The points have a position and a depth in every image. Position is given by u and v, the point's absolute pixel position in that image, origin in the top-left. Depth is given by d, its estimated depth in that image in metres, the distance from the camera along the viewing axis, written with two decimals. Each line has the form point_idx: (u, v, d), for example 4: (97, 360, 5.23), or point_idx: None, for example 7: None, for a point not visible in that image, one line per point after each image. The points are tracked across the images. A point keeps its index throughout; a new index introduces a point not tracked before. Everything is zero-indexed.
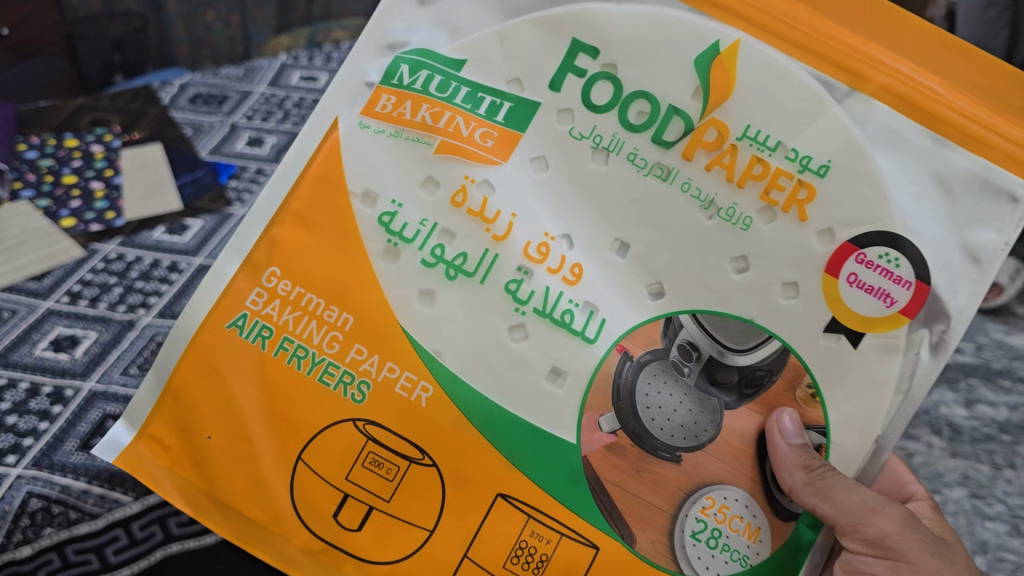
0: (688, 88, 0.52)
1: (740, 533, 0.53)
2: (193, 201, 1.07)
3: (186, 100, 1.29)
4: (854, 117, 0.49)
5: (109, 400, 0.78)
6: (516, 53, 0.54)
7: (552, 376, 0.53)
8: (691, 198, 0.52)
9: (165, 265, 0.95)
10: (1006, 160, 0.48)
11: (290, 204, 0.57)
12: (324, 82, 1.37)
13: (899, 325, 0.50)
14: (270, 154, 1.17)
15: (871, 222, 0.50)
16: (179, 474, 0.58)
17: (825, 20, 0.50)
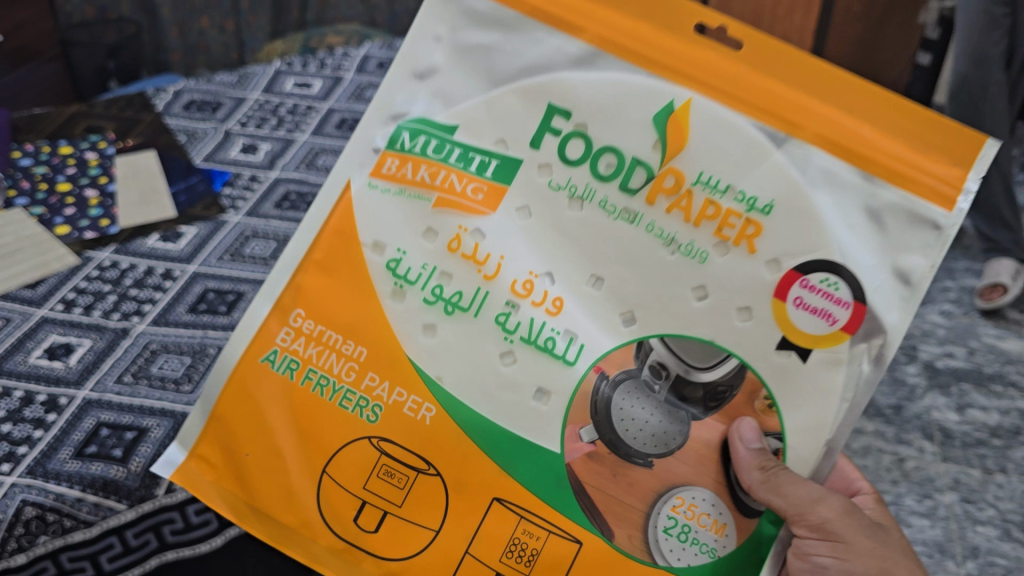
0: (647, 143, 0.49)
1: (709, 528, 0.50)
2: (187, 208, 1.07)
3: (180, 107, 1.30)
4: (795, 162, 0.47)
5: (103, 408, 0.78)
6: (501, 116, 0.52)
7: (537, 395, 0.51)
8: (655, 239, 0.49)
9: (159, 273, 0.96)
10: (932, 196, 0.46)
11: (311, 255, 0.55)
12: (319, 88, 1.38)
13: (841, 340, 0.47)
14: (264, 161, 1.18)
15: (811, 251, 0.47)
16: (227, 488, 0.55)
17: (760, 71, 0.48)
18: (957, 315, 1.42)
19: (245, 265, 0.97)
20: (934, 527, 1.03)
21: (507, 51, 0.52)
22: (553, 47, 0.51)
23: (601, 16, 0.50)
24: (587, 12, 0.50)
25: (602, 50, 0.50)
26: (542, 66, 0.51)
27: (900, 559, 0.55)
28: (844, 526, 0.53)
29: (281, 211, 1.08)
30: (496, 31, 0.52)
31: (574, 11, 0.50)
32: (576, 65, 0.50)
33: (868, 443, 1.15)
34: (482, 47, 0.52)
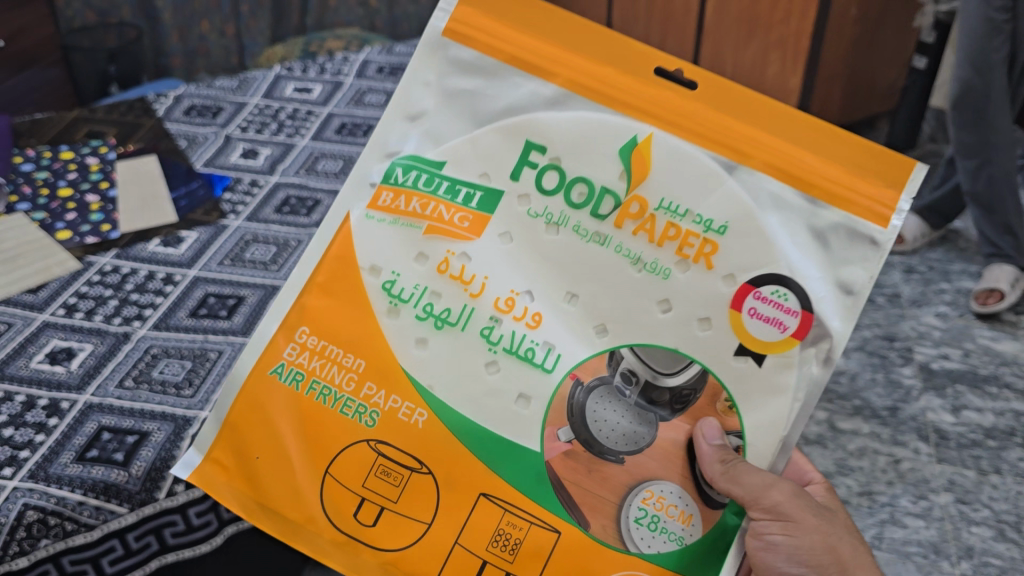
0: (613, 173, 0.50)
1: (678, 519, 0.49)
2: (188, 213, 1.08)
3: (181, 112, 1.31)
4: (747, 188, 0.48)
5: (105, 412, 0.78)
6: (486, 152, 0.52)
7: (519, 399, 0.50)
8: (623, 259, 0.50)
9: (160, 277, 0.97)
10: (868, 215, 0.47)
11: (314, 277, 0.53)
12: (318, 93, 1.39)
13: (791, 347, 0.48)
14: (265, 165, 1.19)
15: (764, 265, 0.48)
16: (239, 488, 0.52)
17: (706, 107, 0.49)
18: (952, 317, 1.42)
19: (246, 269, 0.98)
20: (930, 528, 1.04)
21: (492, 95, 0.52)
22: (530, 90, 0.52)
23: (565, 60, 0.51)
24: (551, 56, 0.52)
25: (574, 93, 0.51)
26: (521, 106, 0.52)
27: (846, 537, 0.55)
28: (795, 506, 0.52)
29: (281, 215, 1.08)
30: (476, 76, 0.52)
31: (540, 56, 0.52)
32: (549, 106, 0.51)
33: (864, 444, 1.16)
34: (466, 90, 0.53)
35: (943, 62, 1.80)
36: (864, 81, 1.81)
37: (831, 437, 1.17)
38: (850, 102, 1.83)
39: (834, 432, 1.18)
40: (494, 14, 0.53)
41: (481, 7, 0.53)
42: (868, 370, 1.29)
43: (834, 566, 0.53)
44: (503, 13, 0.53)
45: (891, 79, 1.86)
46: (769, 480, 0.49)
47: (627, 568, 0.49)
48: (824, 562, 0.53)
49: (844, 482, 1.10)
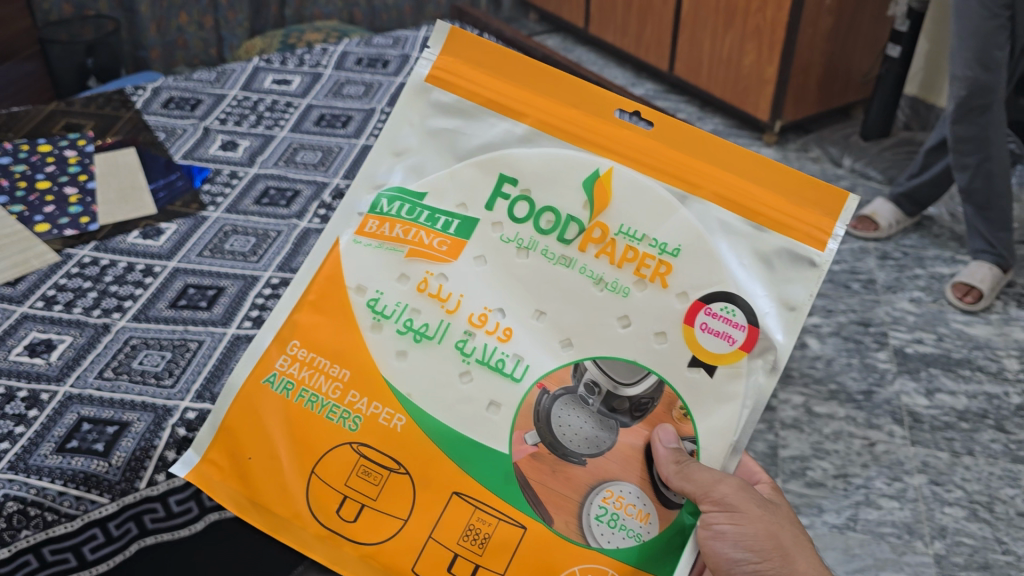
0: (577, 203, 0.53)
1: (636, 517, 0.50)
2: (167, 205, 1.08)
3: (159, 104, 1.31)
4: (697, 214, 0.51)
5: (84, 403, 0.78)
6: (463, 185, 0.55)
7: (490, 407, 0.51)
8: (587, 279, 0.52)
9: (139, 269, 0.97)
10: (809, 240, 0.50)
11: (306, 295, 0.54)
12: (297, 85, 1.39)
13: (739, 358, 0.50)
14: (244, 157, 1.19)
15: (714, 284, 0.50)
16: (234, 486, 0.52)
17: (661, 144, 0.52)
18: (927, 302, 1.43)
19: (226, 261, 0.99)
20: (904, 509, 1.06)
21: (470, 133, 0.55)
22: (503, 129, 0.54)
23: (531, 102, 0.54)
24: (521, 98, 0.55)
25: (542, 131, 0.54)
26: (495, 143, 0.55)
27: (787, 525, 0.55)
28: (742, 497, 0.52)
29: (261, 207, 1.09)
30: (456, 117, 0.55)
31: (510, 97, 0.55)
32: (521, 142, 0.54)
33: (839, 428, 1.17)
34: (447, 129, 0.56)
35: (918, 51, 1.76)
36: (839, 71, 1.81)
37: (807, 421, 1.19)
38: (825, 93, 1.82)
39: (810, 416, 1.19)
40: (469, 62, 0.56)
41: (458, 55, 0.56)
42: (842, 355, 1.31)
43: (775, 552, 0.54)
44: (477, 58, 0.56)
45: (865, 71, 1.85)
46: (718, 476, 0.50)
47: (587, 562, 0.49)
48: (766, 548, 0.54)
49: (820, 464, 1.12)
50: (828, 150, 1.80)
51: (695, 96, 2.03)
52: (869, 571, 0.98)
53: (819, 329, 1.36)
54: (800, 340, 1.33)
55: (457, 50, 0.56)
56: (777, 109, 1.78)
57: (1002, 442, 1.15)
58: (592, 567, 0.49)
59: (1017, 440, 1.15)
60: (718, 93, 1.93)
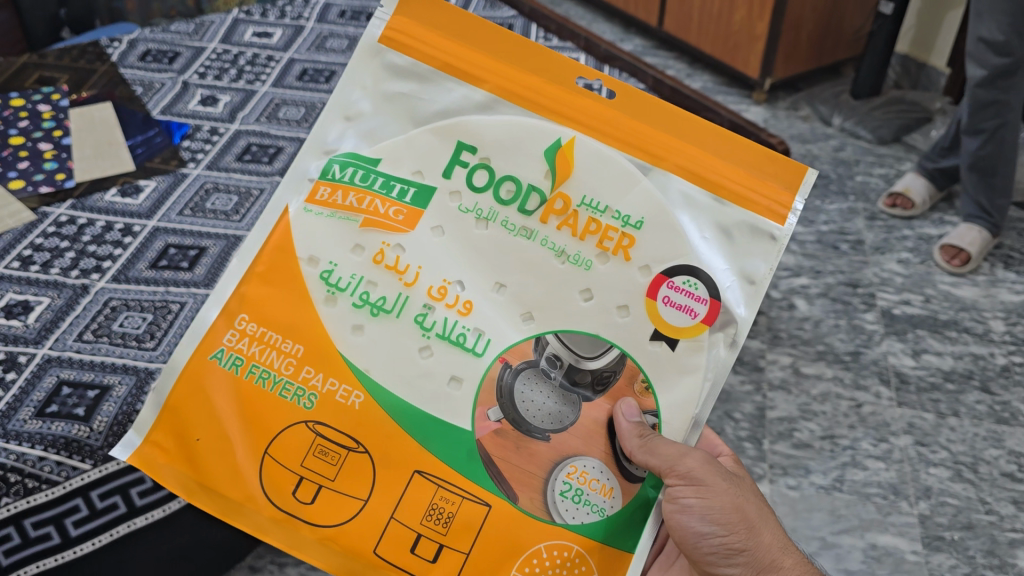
0: (538, 172, 0.54)
1: (600, 492, 0.52)
2: (146, 161, 1.06)
3: (135, 57, 1.27)
4: (658, 186, 0.53)
5: (64, 366, 0.77)
6: (420, 153, 0.55)
7: (451, 381, 0.52)
8: (548, 251, 0.53)
9: (118, 229, 0.95)
10: (767, 213, 0.52)
11: (254, 267, 0.53)
12: (279, 38, 1.34)
13: (701, 331, 0.52)
14: (225, 113, 1.16)
15: (677, 257, 0.52)
16: (181, 469, 0.52)
17: (623, 115, 0.54)
18: (915, 263, 1.33)
19: (207, 220, 0.97)
20: (890, 470, 1.01)
21: (425, 98, 0.55)
22: (462, 95, 0.55)
23: (493, 69, 0.54)
24: (482, 64, 0.55)
25: (502, 98, 0.54)
26: (452, 109, 0.55)
27: (752, 498, 0.58)
28: (707, 471, 0.54)
29: (242, 163, 1.06)
30: (412, 82, 0.55)
31: (471, 64, 0.55)
32: (480, 110, 0.54)
33: (826, 389, 1.11)
34: (401, 94, 0.55)
35: (913, 10, 1.66)
36: (832, 28, 1.65)
37: (794, 382, 1.12)
38: (817, 48, 1.67)
39: (798, 377, 1.13)
40: (428, 25, 0.56)
41: (415, 17, 0.56)
42: (831, 317, 1.22)
43: (741, 523, 0.57)
44: (436, 22, 0.56)
45: (857, 27, 1.70)
46: (683, 450, 0.53)
47: (552, 538, 0.51)
48: (732, 520, 0.57)
49: (808, 426, 1.06)
50: (818, 108, 1.66)
51: (683, 52, 1.86)
52: (855, 531, 0.95)
53: (806, 289, 1.27)
54: (786, 300, 1.25)
55: (415, 11, 0.56)
56: (766, 67, 1.63)
57: (987, 404, 1.10)
58: (555, 542, 0.51)
59: (1002, 402, 1.11)
60: (708, 49, 1.75)
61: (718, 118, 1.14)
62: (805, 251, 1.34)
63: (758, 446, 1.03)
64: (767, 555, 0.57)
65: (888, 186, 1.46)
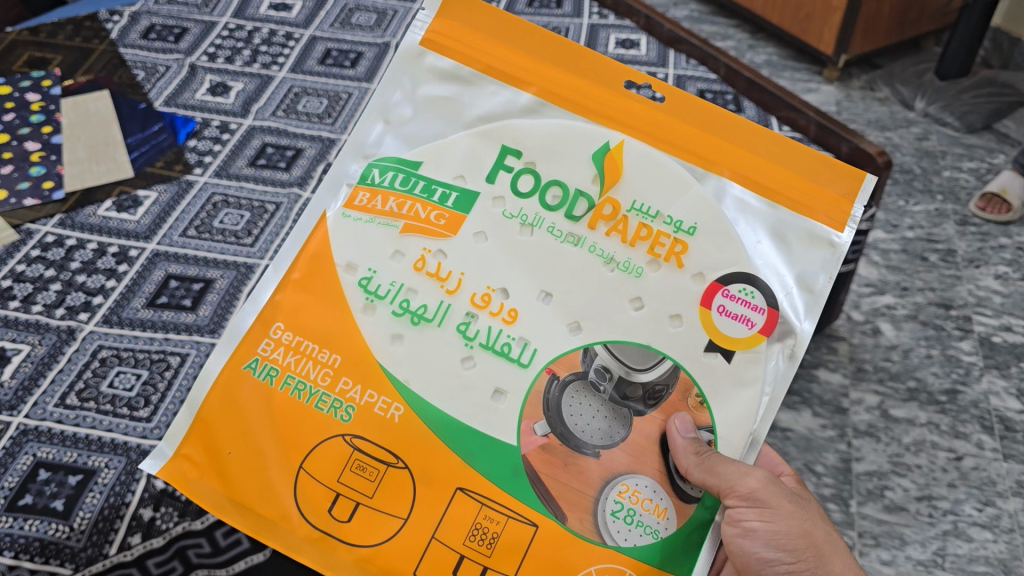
0: (587, 177, 0.53)
1: (654, 513, 0.49)
2: (147, 166, 0.93)
3: (138, 34, 1.12)
4: (713, 191, 0.52)
5: (43, 442, 0.65)
6: (459, 157, 0.54)
7: (496, 395, 0.49)
8: (595, 258, 0.51)
9: (112, 254, 0.82)
10: (827, 219, 0.51)
11: (291, 274, 0.53)
12: (299, 12, 1.18)
13: (759, 343, 0.50)
14: (238, 105, 1.02)
15: (732, 265, 0.51)
16: (214, 486, 0.50)
17: (671, 117, 0.54)
18: (1015, 279, 1.14)
19: (215, 242, 0.84)
20: (999, 543, 0.85)
21: (469, 101, 0.55)
22: (506, 99, 0.54)
23: (540, 72, 0.55)
24: (530, 68, 0.55)
25: (547, 101, 0.54)
26: (495, 113, 0.54)
27: (820, 524, 0.57)
28: (771, 492, 0.53)
29: (256, 169, 0.92)
30: (454, 84, 0.55)
31: (518, 67, 0.55)
32: (525, 113, 0.54)
33: (920, 436, 0.95)
34: (443, 96, 0.55)
35: None
36: None
37: (884, 428, 0.96)
38: (899, 19, 1.48)
39: (887, 421, 0.96)
40: (476, 29, 0.56)
41: (460, 20, 0.56)
42: (922, 345, 1.05)
43: (809, 550, 0.55)
44: (483, 25, 0.56)
45: None
46: (744, 469, 0.50)
47: (601, 560, 0.48)
48: (800, 547, 0.55)
49: (900, 486, 0.90)
50: (898, 88, 1.48)
51: (745, 19, 1.67)
52: None
53: (892, 311, 1.09)
54: (869, 324, 1.08)
55: (459, 15, 0.56)
56: (843, 41, 1.45)
57: None
58: (605, 565, 0.48)
59: None
60: (776, 19, 1.57)
61: (801, 117, 0.97)
62: (888, 263, 1.17)
63: (844, 508, 0.88)
64: None
65: (979, 184, 1.29)
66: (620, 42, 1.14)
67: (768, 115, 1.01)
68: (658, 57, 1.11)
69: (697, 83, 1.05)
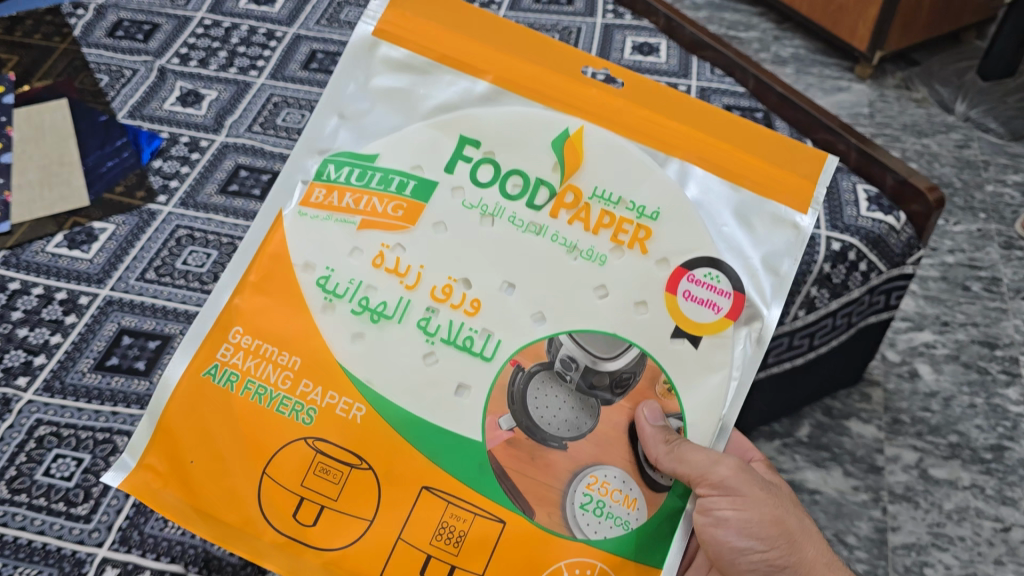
0: (546, 165, 0.48)
1: (623, 503, 0.45)
2: (105, 192, 0.83)
3: (103, 32, 1.01)
4: (679, 174, 0.48)
5: None
6: (413, 146, 0.49)
7: (458, 390, 0.45)
8: (559, 247, 0.47)
9: (59, 302, 0.73)
10: (790, 199, 0.47)
11: (246, 277, 0.47)
12: (283, 6, 1.07)
13: (725, 328, 0.46)
14: (210, 118, 0.91)
15: (698, 249, 0.47)
16: (176, 494, 0.45)
17: (634, 104, 0.49)
18: None
19: (177, 289, 0.74)
20: None
21: (423, 93, 0.50)
22: (462, 89, 0.49)
23: (496, 59, 0.49)
24: (483, 54, 0.50)
25: (506, 89, 0.49)
26: (453, 104, 0.49)
27: (792, 510, 0.52)
28: (742, 479, 0.48)
29: (227, 197, 0.82)
30: (408, 75, 0.50)
31: (470, 54, 0.50)
32: (483, 102, 0.49)
33: (963, 502, 0.86)
34: (397, 89, 0.50)
35: None
36: None
37: (922, 491, 0.86)
38: (940, 10, 1.36)
39: (926, 483, 0.87)
40: (422, 15, 0.50)
41: (411, 9, 0.50)
42: (965, 392, 0.95)
43: (782, 538, 0.50)
44: (430, 12, 0.51)
45: None
46: (713, 456, 0.46)
47: (570, 554, 0.44)
48: (772, 535, 0.50)
49: (941, 562, 0.81)
50: (936, 89, 1.37)
51: (770, 7, 1.55)
52: None
53: (931, 351, 0.99)
54: (906, 366, 0.98)
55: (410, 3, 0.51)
56: (879, 35, 1.33)
57: None
58: (574, 560, 0.44)
59: None
60: (804, 9, 1.45)
61: (840, 141, 0.85)
62: (926, 293, 1.07)
63: None
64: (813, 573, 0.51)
65: None
66: (636, 47, 1.03)
67: (803, 137, 0.89)
68: (680, 65, 1.00)
69: (723, 97, 0.94)
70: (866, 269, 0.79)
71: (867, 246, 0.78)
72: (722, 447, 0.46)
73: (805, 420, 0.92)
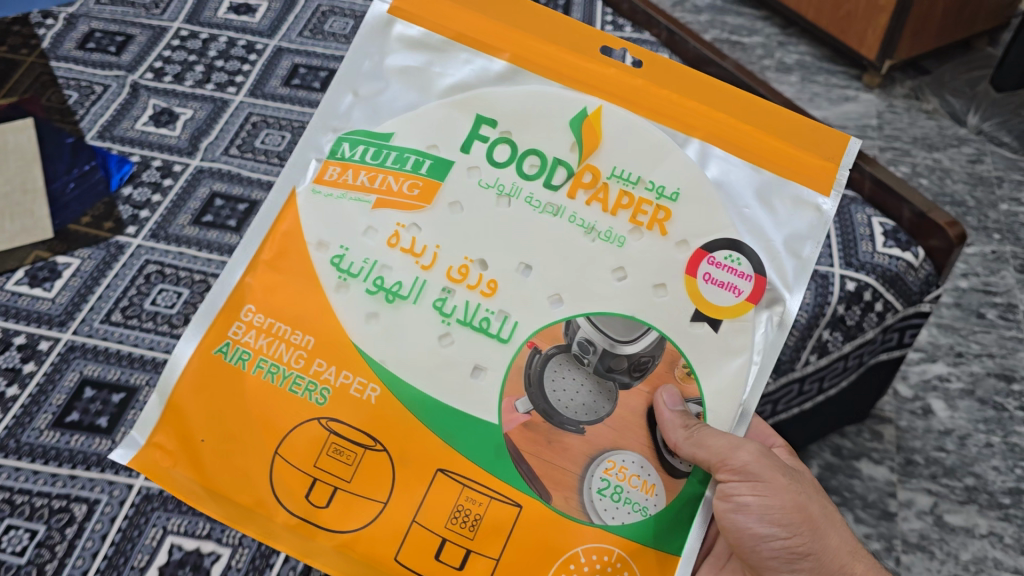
0: (564, 145, 0.48)
1: (641, 489, 0.44)
2: (71, 223, 0.78)
3: (73, 43, 0.95)
4: (698, 155, 0.47)
5: None
6: (430, 125, 0.49)
7: (474, 371, 0.44)
8: (576, 228, 0.46)
9: (17, 348, 0.68)
10: (808, 179, 0.46)
11: (260, 255, 0.47)
12: (264, 15, 1.01)
13: (746, 313, 0.45)
14: (185, 140, 0.85)
15: (718, 231, 0.46)
16: (188, 473, 0.45)
17: (651, 84, 0.48)
18: None
19: (144, 333, 0.69)
20: None
21: (440, 71, 0.50)
22: (479, 67, 0.49)
23: (511, 37, 0.49)
24: (499, 33, 0.49)
25: (521, 68, 0.49)
26: (467, 83, 0.49)
27: (814, 495, 0.49)
28: (763, 464, 0.46)
29: (200, 229, 0.77)
30: (425, 54, 0.50)
31: (485, 33, 0.49)
32: (499, 81, 0.49)
33: (981, 551, 0.81)
34: (414, 67, 0.50)
35: None
36: None
37: (938, 540, 0.82)
38: (952, 15, 1.30)
39: (941, 530, 0.83)
40: None
41: None
42: (981, 431, 0.91)
43: (805, 525, 0.48)
44: None
45: None
46: (736, 442, 0.44)
47: (587, 540, 0.44)
48: (795, 521, 0.47)
49: None
50: (948, 100, 1.32)
51: (775, 11, 1.50)
52: None
53: (945, 385, 0.95)
54: (919, 402, 0.93)
55: None
56: (890, 43, 1.28)
57: None
58: (591, 546, 0.43)
59: None
60: (811, 14, 1.40)
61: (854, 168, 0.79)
62: (939, 320, 1.02)
63: None
64: (834, 561, 0.48)
65: None
66: None
67: None
68: None
69: None
70: (882, 309, 0.74)
71: (883, 285, 0.73)
72: (743, 434, 0.46)
73: (814, 461, 0.87)
